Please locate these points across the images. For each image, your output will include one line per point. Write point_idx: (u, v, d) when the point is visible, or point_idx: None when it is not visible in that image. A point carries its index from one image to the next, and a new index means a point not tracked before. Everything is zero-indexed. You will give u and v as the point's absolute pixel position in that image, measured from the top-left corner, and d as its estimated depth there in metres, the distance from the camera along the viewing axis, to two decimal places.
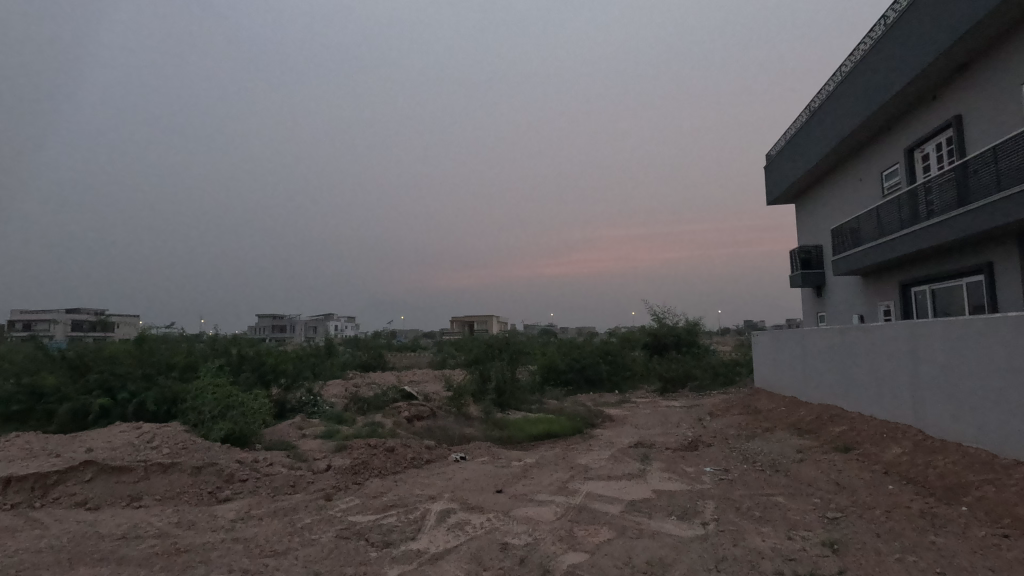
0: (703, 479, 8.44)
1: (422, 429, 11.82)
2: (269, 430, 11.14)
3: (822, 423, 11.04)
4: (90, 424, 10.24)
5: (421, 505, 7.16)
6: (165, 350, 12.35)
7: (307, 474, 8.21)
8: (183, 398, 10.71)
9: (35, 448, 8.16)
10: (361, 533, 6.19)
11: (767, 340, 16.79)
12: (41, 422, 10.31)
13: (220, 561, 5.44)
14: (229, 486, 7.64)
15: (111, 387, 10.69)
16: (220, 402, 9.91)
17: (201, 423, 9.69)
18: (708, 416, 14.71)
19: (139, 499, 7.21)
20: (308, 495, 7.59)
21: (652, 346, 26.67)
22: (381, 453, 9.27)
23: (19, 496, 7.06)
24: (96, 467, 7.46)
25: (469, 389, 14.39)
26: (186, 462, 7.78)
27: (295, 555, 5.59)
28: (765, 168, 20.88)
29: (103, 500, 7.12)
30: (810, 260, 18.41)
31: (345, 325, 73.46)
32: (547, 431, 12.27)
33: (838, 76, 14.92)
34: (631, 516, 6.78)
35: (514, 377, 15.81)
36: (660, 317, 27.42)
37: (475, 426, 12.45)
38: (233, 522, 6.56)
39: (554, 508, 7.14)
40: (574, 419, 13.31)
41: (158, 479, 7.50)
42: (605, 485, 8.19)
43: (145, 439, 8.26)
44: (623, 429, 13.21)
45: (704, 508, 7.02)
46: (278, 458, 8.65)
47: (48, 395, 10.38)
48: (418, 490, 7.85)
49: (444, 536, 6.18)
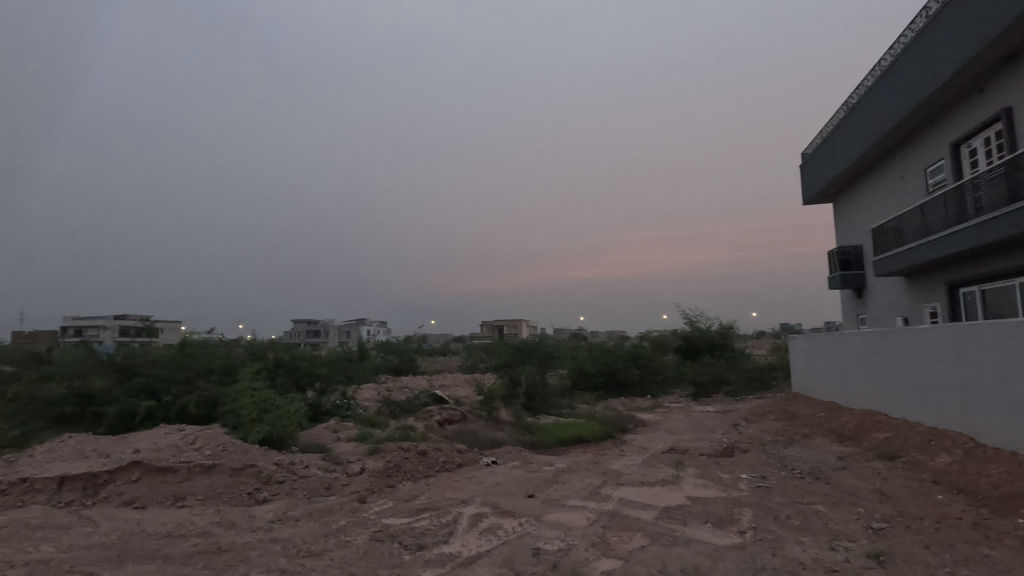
0: (739, 486, 8.25)
1: (453, 433, 11.90)
2: (304, 432, 11.37)
3: (865, 430, 10.65)
4: (136, 426, 10.67)
5: (453, 509, 7.21)
6: (205, 355, 12.75)
7: (341, 477, 8.36)
8: (222, 401, 11.04)
9: (86, 448, 8.53)
10: (395, 536, 6.26)
11: (804, 344, 16.33)
12: (92, 424, 10.79)
13: (259, 561, 5.57)
14: (267, 487, 7.84)
15: (155, 390, 11.12)
16: (258, 405, 10.17)
17: (240, 426, 9.97)
18: (744, 422, 14.37)
19: (183, 499, 7.46)
20: (342, 498, 7.72)
21: (685, 350, 26.23)
22: (414, 456, 9.36)
23: (72, 495, 7.40)
24: (142, 467, 7.75)
25: (500, 393, 14.41)
26: (227, 463, 8.02)
27: (331, 556, 5.68)
28: (801, 166, 20.33)
29: (148, 499, 7.40)
30: (850, 260, 17.83)
31: (377, 330, 74.46)
32: (578, 436, 12.19)
33: (878, 70, 14.48)
34: (664, 524, 6.67)
35: (544, 381, 15.79)
36: (692, 320, 26.96)
37: (506, 431, 12.46)
38: (271, 523, 6.72)
39: (586, 513, 7.08)
40: (605, 424, 13.18)
41: (200, 480, 7.74)
42: (638, 491, 8.08)
43: (188, 440, 8.56)
44: (655, 434, 13.04)
45: (741, 516, 6.84)
46: (313, 460, 8.83)
47: (97, 398, 10.85)
48: (450, 494, 7.90)
49: (476, 539, 6.20)
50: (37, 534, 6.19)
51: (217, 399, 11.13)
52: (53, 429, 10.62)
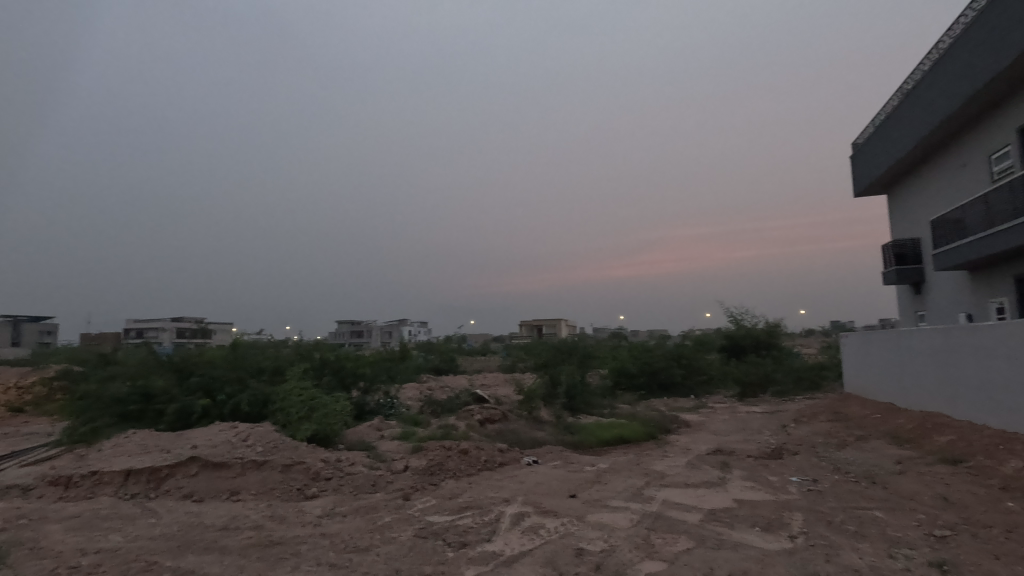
0: (789, 489, 7.98)
1: (494, 432, 11.99)
2: (350, 430, 11.66)
3: (925, 433, 10.12)
4: (193, 423, 11.19)
5: (495, 508, 7.25)
6: (255, 355, 13.24)
7: (386, 474, 8.52)
8: (272, 400, 11.45)
9: (149, 444, 9.01)
10: (438, 534, 6.34)
11: (857, 342, 15.65)
12: (153, 421, 11.38)
13: (309, 555, 5.76)
14: (316, 483, 8.08)
15: (211, 389, 11.63)
16: (306, 404, 10.52)
17: (289, 424, 10.31)
18: (793, 423, 13.90)
19: (238, 493, 7.79)
20: (387, 495, 7.89)
21: (729, 350, 25.54)
22: (456, 455, 9.46)
23: (136, 488, 7.83)
24: (200, 463, 8.13)
25: (540, 393, 14.40)
26: (278, 460, 8.31)
27: (377, 552, 5.82)
28: (852, 156, 19.49)
29: (206, 493, 7.75)
30: (907, 254, 16.96)
31: (418, 330, 75.63)
32: (619, 437, 12.06)
33: (935, 53, 13.74)
34: (710, 527, 6.52)
35: (584, 381, 15.67)
36: (737, 318, 26.26)
37: (547, 430, 12.44)
38: (320, 518, 6.93)
39: (629, 515, 6.99)
40: (647, 425, 12.98)
41: (253, 475, 8.05)
42: (683, 493, 7.94)
43: (241, 437, 8.91)
44: (699, 435, 12.78)
45: (791, 520, 6.62)
46: (359, 458, 9.05)
47: (158, 396, 11.42)
48: (493, 493, 7.95)
49: (518, 538, 6.22)
50: (106, 524, 6.58)
51: (267, 398, 11.56)
52: (119, 426, 11.24)
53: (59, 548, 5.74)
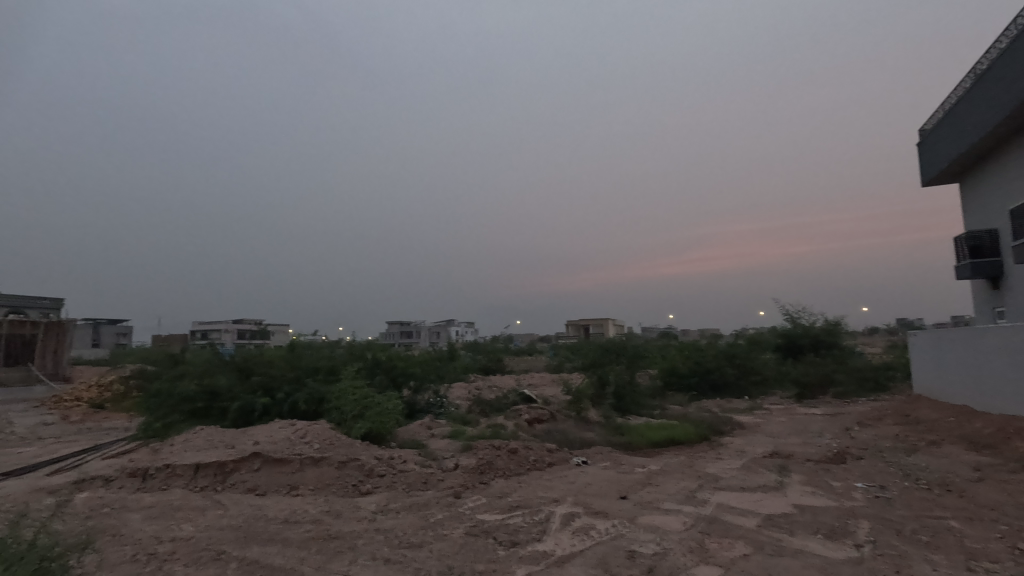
0: (854, 495, 7.60)
1: (543, 432, 11.98)
2: (401, 428, 11.93)
3: (1007, 438, 9.42)
4: (255, 420, 11.73)
5: (545, 507, 7.25)
6: (311, 355, 13.74)
7: (437, 472, 8.67)
8: (327, 399, 11.87)
9: (215, 440, 9.51)
10: (489, 532, 6.39)
11: (927, 341, 14.75)
12: (218, 418, 11.99)
13: (365, 549, 5.93)
14: (370, 479, 8.32)
15: (270, 388, 12.16)
16: (359, 403, 10.86)
17: (344, 422, 10.67)
18: (857, 426, 13.24)
19: (297, 488, 8.11)
20: (438, 493, 8.02)
21: (785, 349, 24.60)
22: (505, 454, 9.51)
23: (205, 481, 8.28)
24: (262, 458, 8.51)
25: (588, 393, 14.29)
26: (334, 456, 8.59)
27: (430, 548, 5.93)
28: (919, 144, 18.36)
29: (268, 488, 8.11)
30: (982, 246, 15.85)
31: (465, 330, 76.46)
32: (670, 438, 11.80)
33: (1012, 31, 12.77)
34: (769, 532, 6.29)
35: (634, 382, 15.42)
36: (794, 317, 25.25)
37: (596, 431, 12.30)
38: (374, 514, 7.12)
39: (682, 518, 6.85)
40: (700, 426, 12.64)
41: (311, 471, 8.36)
42: (738, 496, 7.70)
43: (299, 434, 9.26)
44: (755, 438, 12.36)
45: (857, 528, 6.31)
46: (411, 455, 9.24)
47: (222, 394, 12.03)
48: (542, 493, 7.96)
49: (569, 539, 6.19)
50: (179, 515, 7.00)
51: (322, 397, 11.99)
52: (188, 422, 11.92)
53: (138, 535, 6.15)
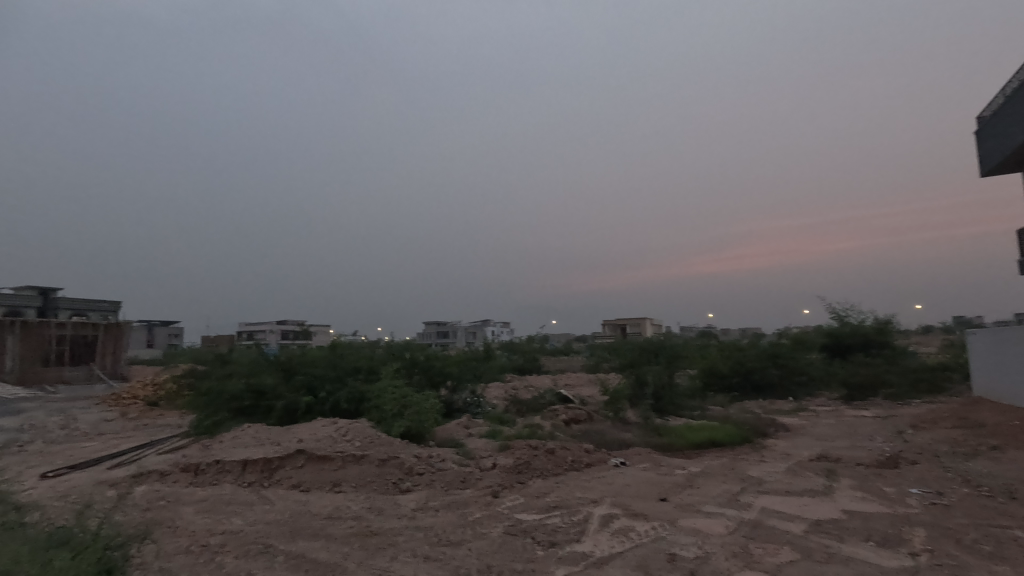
0: (909, 502, 7.27)
1: (580, 433, 11.91)
2: (439, 427, 12.07)
3: None
4: (299, 418, 12.08)
5: (583, 508, 7.21)
6: (351, 355, 14.04)
7: (475, 471, 8.73)
8: (368, 398, 12.11)
9: (262, 437, 9.84)
10: (528, 532, 6.40)
11: (988, 340, 13.97)
12: (264, 416, 12.38)
13: (405, 546, 6.03)
14: (410, 477, 8.45)
15: (313, 387, 12.50)
16: (398, 402, 11.04)
17: (384, 420, 10.87)
18: (911, 429, 12.64)
19: (339, 485, 8.33)
20: (477, 492, 8.09)
21: (832, 349, 23.72)
22: (542, 454, 9.49)
23: (253, 476, 8.59)
24: (306, 455, 8.75)
25: (626, 393, 14.11)
26: (375, 454, 8.76)
27: (469, 547, 5.98)
28: (978, 133, 17.40)
29: (312, 484, 8.36)
30: None
31: (501, 330, 76.60)
32: (711, 440, 11.54)
33: None
34: (816, 538, 6.08)
35: (673, 382, 15.15)
36: (841, 315, 24.33)
37: (634, 432, 12.14)
38: (414, 512, 7.23)
39: (724, 521, 6.69)
40: (742, 428, 12.32)
41: (352, 468, 8.55)
42: (784, 501, 7.47)
43: (341, 432, 9.48)
44: (801, 440, 11.96)
45: (912, 536, 6.03)
46: (449, 454, 9.34)
47: (267, 393, 12.42)
48: (580, 493, 7.91)
49: (608, 540, 6.14)
50: (229, 509, 7.28)
51: (363, 395, 12.24)
52: (237, 420, 12.37)
53: (192, 528, 6.42)
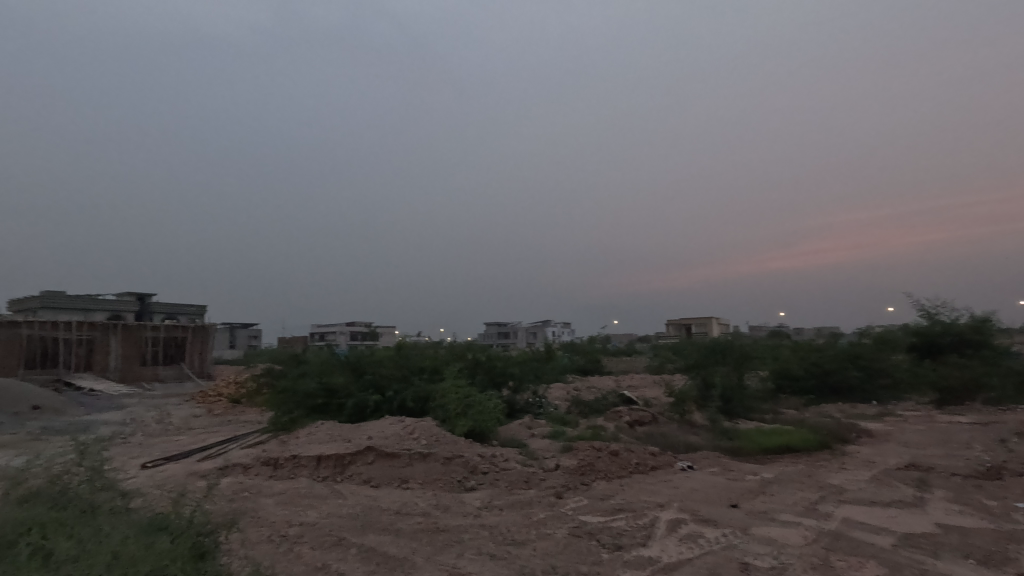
0: (1015, 518, 6.62)
1: (645, 435, 11.65)
2: (502, 427, 12.18)
3: None
4: (367, 416, 12.55)
5: (649, 512, 7.04)
6: (416, 355, 14.41)
7: (538, 472, 8.73)
8: (432, 397, 12.40)
9: (334, 434, 10.29)
10: (592, 534, 6.34)
11: None
12: (336, 413, 12.94)
13: (471, 543, 6.12)
14: (474, 476, 8.59)
15: (381, 386, 12.94)
16: (462, 401, 11.23)
17: (448, 420, 11.09)
18: (1015, 437, 11.51)
19: (407, 482, 8.58)
20: (540, 492, 8.10)
21: (921, 349, 22.00)
22: (606, 455, 9.37)
23: (327, 471, 8.99)
24: (375, 452, 9.06)
25: (692, 395, 13.67)
26: (440, 452, 8.94)
27: (533, 547, 5.99)
28: None
29: (381, 480, 8.66)
30: None
31: (561, 330, 76.17)
32: (785, 445, 10.99)
33: None
34: (906, 553, 5.65)
35: (742, 384, 14.53)
36: (931, 313, 22.52)
37: (702, 435, 11.74)
38: (479, 510, 7.33)
39: (802, 531, 6.34)
40: (820, 433, 11.63)
41: (419, 466, 8.78)
42: (868, 511, 7.00)
43: (408, 430, 9.76)
44: (886, 447, 11.15)
45: (1021, 555, 5.49)
46: (513, 454, 9.39)
47: (338, 391, 12.98)
48: (646, 496, 7.75)
49: (676, 546, 5.97)
50: (305, 501, 7.66)
51: (428, 395, 12.54)
52: (310, 417, 12.99)
53: (272, 519, 6.80)
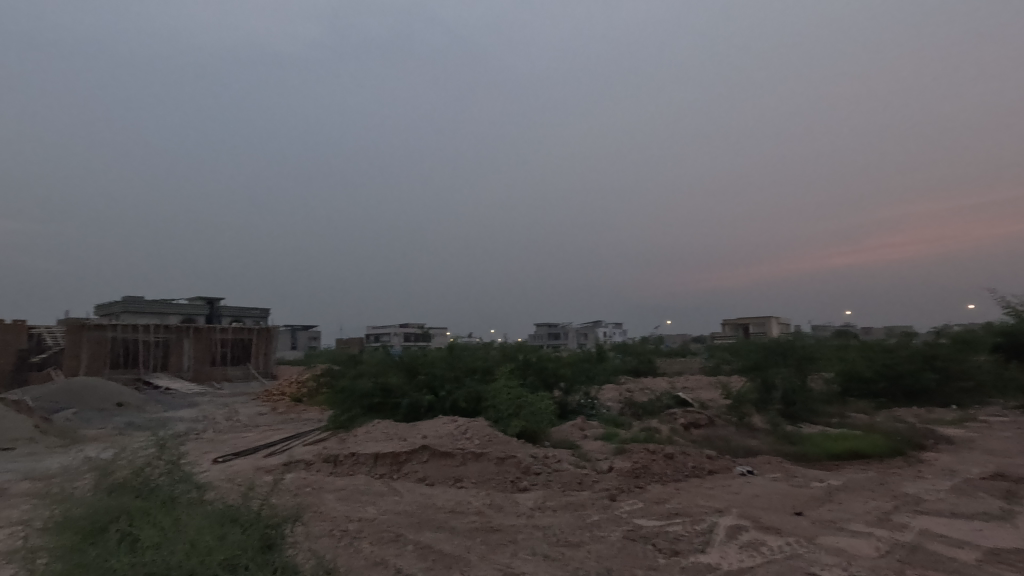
0: None
1: (702, 438, 11.33)
2: (554, 428, 12.15)
3: None
4: (422, 415, 12.83)
5: (708, 518, 6.84)
6: (469, 355, 14.59)
7: (591, 473, 8.66)
8: (484, 398, 12.53)
9: (390, 432, 10.56)
10: (648, 538, 6.22)
11: None
12: (392, 412, 13.28)
13: (525, 543, 6.14)
14: (527, 476, 8.61)
15: (434, 386, 13.20)
16: (514, 402, 11.29)
17: (500, 420, 11.17)
18: None
19: (461, 481, 8.70)
20: (593, 494, 8.03)
21: (1007, 350, 20.37)
22: (661, 458, 9.17)
23: (384, 468, 9.25)
24: (429, 451, 9.23)
25: (751, 397, 13.19)
26: (493, 452, 9.02)
27: (587, 549, 5.95)
28: None
29: (436, 478, 8.83)
30: None
31: (613, 331, 75.14)
32: (853, 451, 10.42)
33: None
34: (993, 570, 5.25)
35: (805, 386, 13.88)
36: (1018, 310, 20.79)
37: (762, 439, 11.30)
38: (532, 510, 7.35)
39: (874, 542, 6.00)
40: (893, 439, 10.96)
41: (472, 465, 8.89)
42: (949, 523, 6.54)
43: (461, 430, 9.89)
44: (969, 455, 10.37)
45: None
46: (565, 455, 9.34)
47: (394, 391, 13.32)
48: (704, 501, 7.53)
49: (736, 553, 5.78)
50: (363, 498, 7.91)
51: (480, 395, 12.69)
52: (368, 416, 13.39)
53: (333, 514, 7.06)
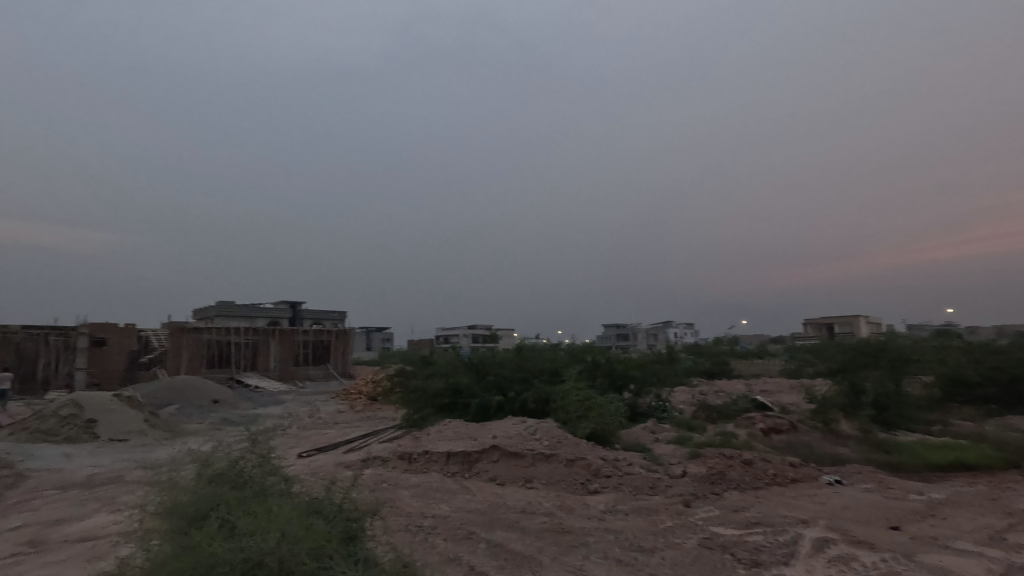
0: None
1: (784, 444, 10.75)
2: (625, 431, 11.94)
3: None
4: (491, 415, 13.03)
5: (792, 528, 6.49)
6: (537, 356, 14.61)
7: (665, 477, 8.43)
8: (553, 399, 12.54)
9: (461, 432, 10.78)
10: (726, 547, 5.99)
11: None
12: (462, 412, 13.57)
13: (597, 547, 6.07)
14: (597, 479, 8.51)
15: (503, 387, 13.34)
16: (582, 403, 11.19)
17: (569, 421, 11.12)
18: None
19: (531, 481, 8.75)
20: (667, 499, 7.83)
21: None
22: (739, 464, 8.78)
23: (455, 467, 9.46)
24: (499, 451, 9.33)
25: (838, 402, 12.36)
26: (563, 454, 8.99)
27: (662, 555, 5.81)
28: None
29: (506, 478, 8.92)
30: None
31: (684, 331, 72.69)
32: (957, 462, 9.53)
33: None
34: None
35: (900, 391, 12.82)
36: None
37: (851, 447, 10.56)
38: (603, 513, 7.26)
39: (984, 563, 5.47)
40: (1005, 450, 9.91)
41: (542, 466, 8.90)
42: None
43: (531, 431, 9.92)
44: None
45: None
46: (637, 458, 9.15)
47: (464, 391, 13.60)
48: (786, 511, 7.15)
49: (824, 568, 5.45)
50: (437, 495, 8.13)
51: (549, 396, 12.70)
52: (439, 415, 13.75)
53: (408, 509, 7.30)
